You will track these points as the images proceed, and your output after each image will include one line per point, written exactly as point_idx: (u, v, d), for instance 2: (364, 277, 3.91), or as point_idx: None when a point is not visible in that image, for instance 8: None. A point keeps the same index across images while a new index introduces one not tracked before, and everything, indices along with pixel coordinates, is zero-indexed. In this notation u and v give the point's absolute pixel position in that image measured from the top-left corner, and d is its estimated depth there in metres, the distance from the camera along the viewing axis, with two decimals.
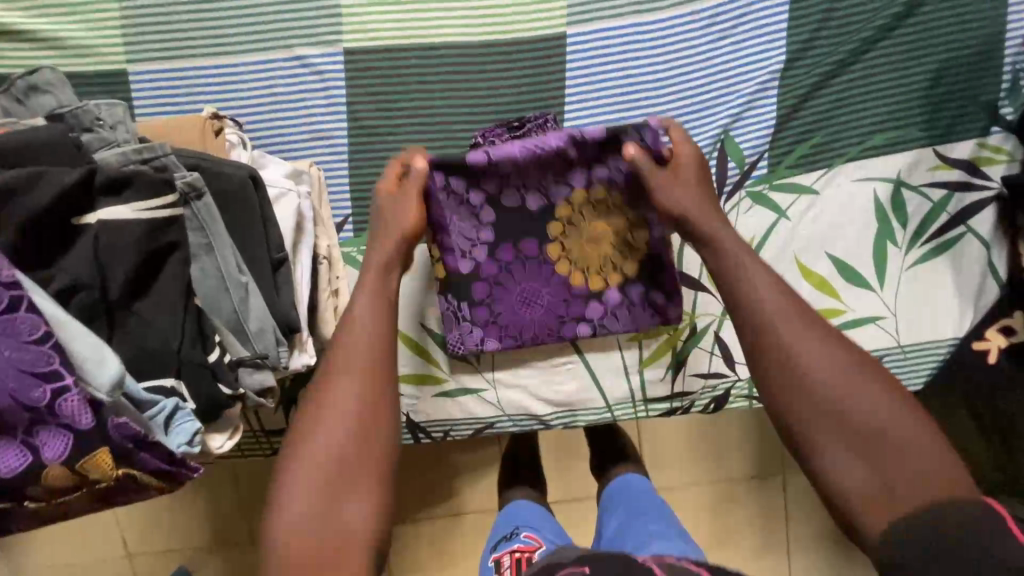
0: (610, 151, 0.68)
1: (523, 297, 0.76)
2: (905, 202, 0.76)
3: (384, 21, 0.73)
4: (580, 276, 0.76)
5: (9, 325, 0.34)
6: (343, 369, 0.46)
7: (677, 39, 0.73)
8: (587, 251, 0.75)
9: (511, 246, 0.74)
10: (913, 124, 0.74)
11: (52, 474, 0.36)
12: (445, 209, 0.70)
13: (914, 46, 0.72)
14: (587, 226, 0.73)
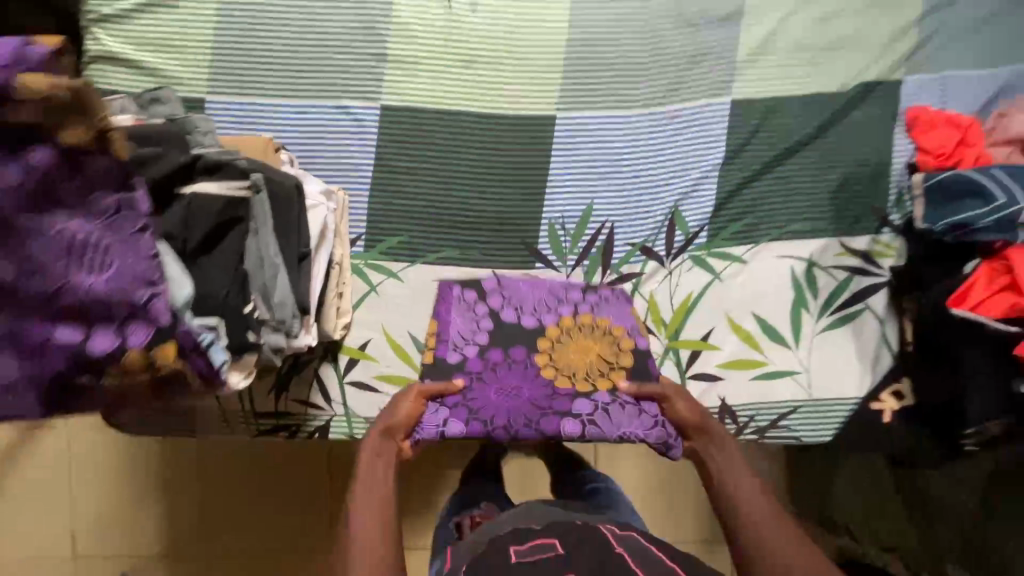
0: (591, 291, 0.91)
1: (501, 389, 0.85)
2: (816, 279, 0.93)
3: (416, 89, 0.93)
4: (564, 381, 0.86)
5: (136, 243, 0.46)
6: (367, 507, 0.65)
7: (642, 131, 0.94)
8: (572, 357, 0.87)
9: (500, 350, 0.87)
10: (822, 218, 0.93)
11: (133, 356, 0.47)
12: (454, 310, 0.89)
13: (823, 158, 0.92)
14: (573, 341, 0.88)
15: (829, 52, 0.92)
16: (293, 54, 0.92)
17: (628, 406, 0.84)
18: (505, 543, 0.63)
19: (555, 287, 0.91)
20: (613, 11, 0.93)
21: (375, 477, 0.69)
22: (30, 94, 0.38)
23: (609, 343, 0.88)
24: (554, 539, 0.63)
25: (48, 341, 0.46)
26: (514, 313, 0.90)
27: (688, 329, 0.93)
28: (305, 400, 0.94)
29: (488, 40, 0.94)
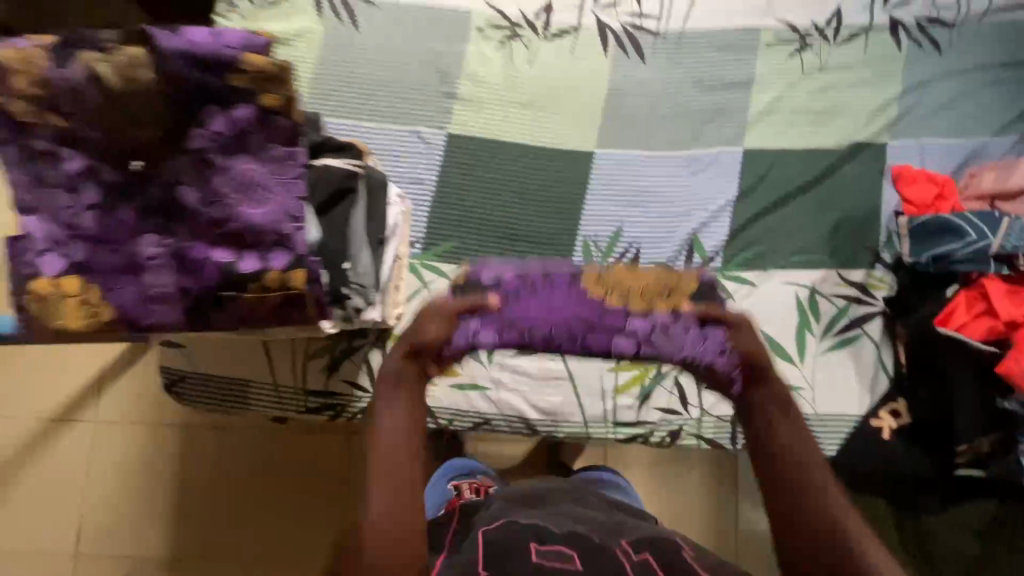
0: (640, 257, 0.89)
1: (542, 307, 0.78)
2: (818, 304, 1.05)
3: (478, 121, 1.10)
4: (617, 300, 0.79)
5: (292, 183, 0.59)
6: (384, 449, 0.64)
7: (667, 169, 1.09)
8: (623, 281, 0.80)
9: (540, 277, 0.81)
10: (823, 253, 1.06)
11: (273, 275, 0.58)
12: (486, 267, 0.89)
13: (823, 203, 1.07)
14: (619, 272, 0.82)
15: (826, 115, 1.10)
16: (378, 85, 1.09)
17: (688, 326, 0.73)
18: (526, 539, 0.69)
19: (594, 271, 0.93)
20: (646, 72, 1.12)
21: (388, 414, 0.66)
22: (253, 66, 0.54)
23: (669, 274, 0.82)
24: (570, 546, 0.68)
25: (206, 260, 0.58)
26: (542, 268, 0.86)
27: None
28: (353, 381, 1.03)
29: (542, 86, 1.11)
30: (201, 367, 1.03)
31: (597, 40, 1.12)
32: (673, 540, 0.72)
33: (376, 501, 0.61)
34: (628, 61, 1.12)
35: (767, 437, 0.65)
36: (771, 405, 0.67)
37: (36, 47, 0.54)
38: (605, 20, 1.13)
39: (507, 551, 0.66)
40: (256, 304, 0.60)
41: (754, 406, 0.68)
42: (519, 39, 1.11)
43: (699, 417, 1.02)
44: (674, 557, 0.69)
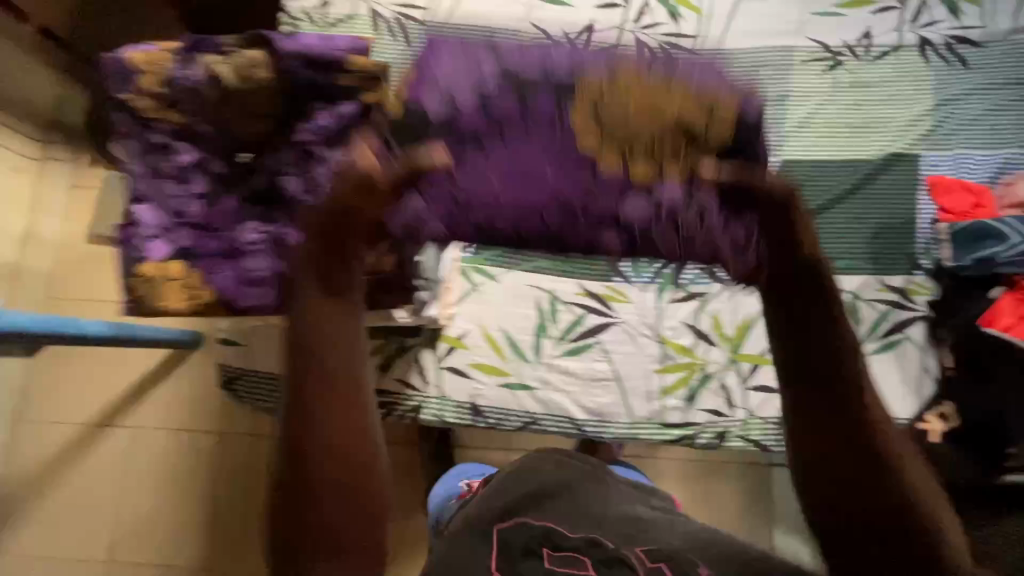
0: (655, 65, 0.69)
1: (518, 167, 0.68)
2: (860, 309, 1.06)
3: None
4: (615, 157, 0.66)
5: None
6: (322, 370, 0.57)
7: None
8: (632, 137, 0.66)
9: (522, 101, 0.70)
10: (862, 259, 1.08)
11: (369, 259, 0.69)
12: (445, 67, 0.72)
13: (860, 211, 1.10)
14: (617, 95, 0.67)
15: (859, 129, 1.15)
16: None
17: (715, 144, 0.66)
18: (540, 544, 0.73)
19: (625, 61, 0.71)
20: None
21: (319, 332, 0.57)
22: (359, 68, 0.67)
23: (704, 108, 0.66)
24: (581, 552, 0.72)
25: None
26: (536, 65, 0.72)
27: (748, 345, 1.06)
28: (405, 380, 1.06)
29: None
30: (259, 365, 1.07)
31: None
32: (685, 554, 0.73)
33: (321, 424, 0.56)
34: None
35: (826, 357, 0.57)
36: (814, 311, 0.58)
37: (162, 52, 0.65)
38: (646, 40, 1.19)
39: (522, 552, 0.71)
40: None
41: (801, 302, 0.58)
42: None
43: (745, 419, 1.03)
44: (689, 568, 0.70)
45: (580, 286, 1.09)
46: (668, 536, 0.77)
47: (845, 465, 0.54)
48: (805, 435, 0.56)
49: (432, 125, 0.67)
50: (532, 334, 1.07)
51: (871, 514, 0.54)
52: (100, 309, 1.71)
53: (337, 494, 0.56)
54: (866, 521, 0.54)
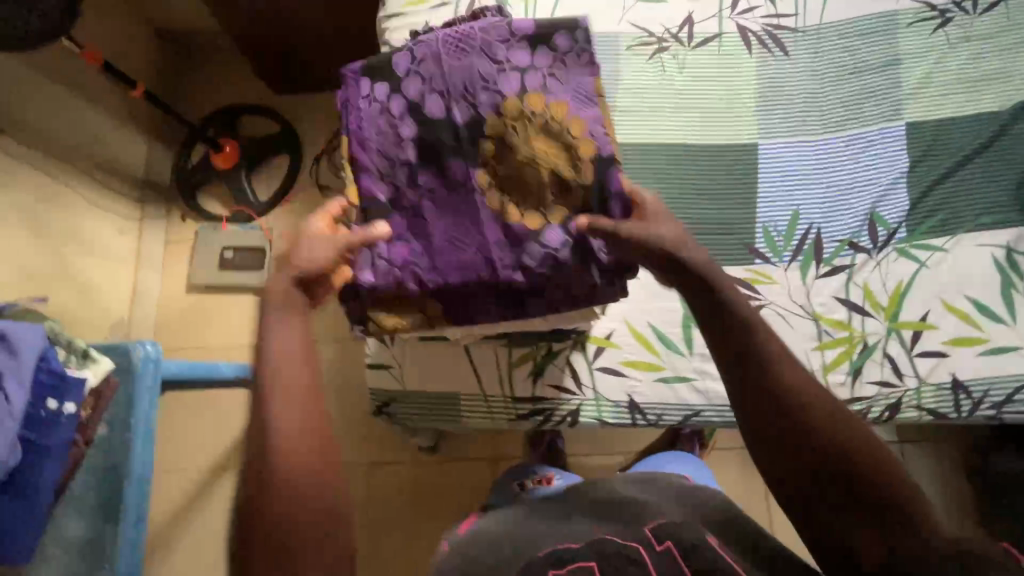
0: (539, 49, 0.74)
1: (447, 236, 0.73)
2: (1018, 262, 1.03)
3: (637, 127, 1.15)
4: (498, 200, 0.73)
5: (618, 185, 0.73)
6: (287, 362, 0.58)
7: (831, 152, 1.12)
8: (524, 190, 0.72)
9: (432, 169, 0.74)
10: (1010, 211, 1.05)
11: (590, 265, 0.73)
12: (366, 117, 0.76)
13: (998, 163, 1.07)
14: (518, 149, 0.72)
15: (982, 82, 1.11)
16: None
17: (588, 91, 0.73)
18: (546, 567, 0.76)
19: (574, 85, 0.73)
20: (790, 67, 1.17)
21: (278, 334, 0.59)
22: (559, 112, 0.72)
23: (568, 150, 0.71)
24: (593, 561, 0.76)
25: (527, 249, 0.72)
26: (459, 83, 0.73)
27: (905, 312, 1.04)
28: (558, 385, 1.06)
29: (696, 89, 1.17)
30: (410, 387, 1.07)
31: (740, 44, 1.19)
32: (697, 529, 0.79)
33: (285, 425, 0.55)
34: (772, 57, 1.18)
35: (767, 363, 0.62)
36: (746, 336, 0.62)
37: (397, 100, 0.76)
38: (744, 25, 1.19)
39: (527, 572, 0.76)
40: (565, 291, 0.75)
41: (744, 348, 0.62)
42: (665, 51, 1.19)
43: (916, 388, 1.01)
44: (691, 539, 0.76)
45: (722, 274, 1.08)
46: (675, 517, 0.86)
47: (795, 453, 0.61)
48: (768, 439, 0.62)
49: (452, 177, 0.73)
50: (680, 326, 1.06)
51: (845, 486, 0.60)
52: (207, 354, 1.76)
53: (292, 491, 0.54)
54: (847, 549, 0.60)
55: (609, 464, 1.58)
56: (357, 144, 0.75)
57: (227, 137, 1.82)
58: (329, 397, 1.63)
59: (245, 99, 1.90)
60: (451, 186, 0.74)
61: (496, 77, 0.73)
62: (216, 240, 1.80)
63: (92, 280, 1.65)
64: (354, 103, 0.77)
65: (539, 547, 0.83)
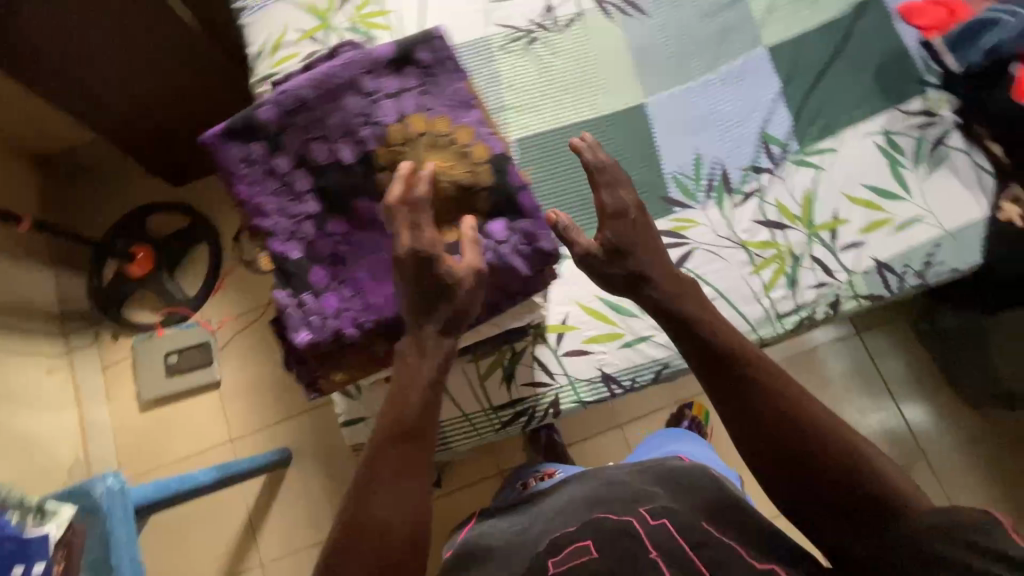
0: (403, 68, 0.77)
1: (373, 270, 0.74)
2: (898, 142, 1.13)
3: (532, 119, 1.19)
4: None
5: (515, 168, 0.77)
6: (424, 420, 0.69)
7: (711, 88, 1.19)
8: (432, 206, 0.74)
9: (339, 213, 0.74)
10: (877, 100, 1.15)
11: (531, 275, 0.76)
12: (255, 182, 0.75)
13: (854, 61, 1.17)
14: (414, 168, 0.74)
15: None
16: None
17: (465, 95, 0.77)
18: (545, 558, 0.86)
19: (450, 98, 0.77)
20: (653, 24, 1.23)
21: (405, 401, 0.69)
22: (442, 126, 0.75)
23: (462, 157, 0.75)
24: (589, 538, 0.86)
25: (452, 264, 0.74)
26: (340, 124, 0.75)
27: (818, 215, 1.11)
28: (533, 381, 1.07)
29: (574, 68, 1.22)
30: None
31: (601, 16, 1.24)
32: (694, 518, 0.87)
33: (392, 497, 0.65)
34: (633, 20, 1.24)
35: (748, 375, 0.77)
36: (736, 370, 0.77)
37: (281, 154, 0.76)
38: None
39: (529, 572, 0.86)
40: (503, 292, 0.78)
41: (725, 374, 0.78)
42: (535, 41, 1.24)
43: (849, 280, 1.08)
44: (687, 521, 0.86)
45: None
46: (671, 501, 0.91)
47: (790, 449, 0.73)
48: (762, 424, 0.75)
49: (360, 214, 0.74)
50: None
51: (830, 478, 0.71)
52: (180, 467, 1.68)
53: (401, 532, 0.65)
54: (826, 522, 0.73)
55: (608, 441, 1.62)
56: (258, 213, 0.75)
57: (137, 243, 1.75)
58: (334, 464, 1.64)
59: (146, 199, 1.84)
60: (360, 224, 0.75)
61: (375, 107, 0.75)
62: (157, 349, 1.72)
63: (32, 431, 1.54)
64: (231, 163, 0.75)
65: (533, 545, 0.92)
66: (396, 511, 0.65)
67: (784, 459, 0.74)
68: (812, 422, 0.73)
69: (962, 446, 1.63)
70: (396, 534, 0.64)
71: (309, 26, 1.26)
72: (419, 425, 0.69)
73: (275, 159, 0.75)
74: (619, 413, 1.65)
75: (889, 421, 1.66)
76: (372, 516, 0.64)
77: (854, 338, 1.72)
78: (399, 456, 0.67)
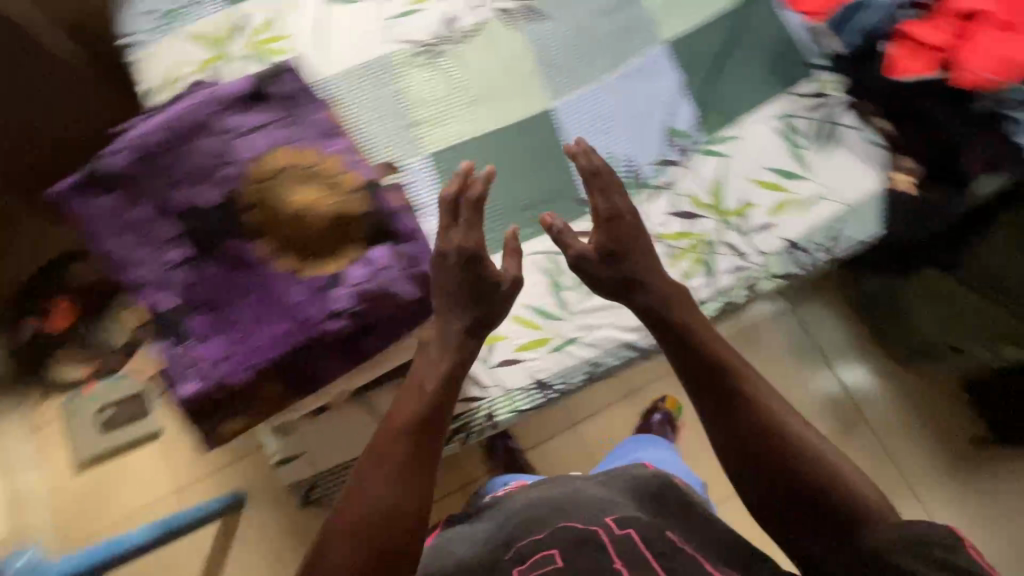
0: (259, 103, 0.79)
1: (257, 310, 0.73)
2: (797, 123, 1.16)
3: (443, 131, 1.19)
4: (289, 257, 0.74)
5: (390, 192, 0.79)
6: (428, 415, 0.75)
7: (614, 88, 1.21)
8: (307, 239, 0.74)
9: (213, 254, 0.74)
10: (772, 87, 1.19)
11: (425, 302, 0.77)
12: (116, 233, 0.74)
13: (747, 51, 1.21)
14: (284, 202, 0.74)
15: None
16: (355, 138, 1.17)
17: (328, 125, 0.80)
18: (512, 567, 0.83)
19: (314, 128, 0.79)
20: (553, 28, 1.24)
21: (410, 403, 0.75)
22: (308, 157, 0.76)
23: (332, 185, 0.76)
24: (553, 547, 0.82)
25: (338, 294, 0.72)
26: (204, 165, 0.75)
27: (728, 202, 1.14)
28: (467, 397, 1.06)
29: (480, 76, 1.22)
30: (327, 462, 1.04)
31: (501, 24, 1.24)
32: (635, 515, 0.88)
33: (397, 484, 0.70)
34: (533, 26, 1.24)
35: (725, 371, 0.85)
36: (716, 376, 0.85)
37: (143, 201, 0.75)
38: (500, 7, 1.25)
39: None
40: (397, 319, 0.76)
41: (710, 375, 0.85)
42: (438, 53, 1.23)
43: (760, 261, 1.12)
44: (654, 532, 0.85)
45: None
46: (633, 511, 0.92)
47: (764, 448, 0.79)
48: (741, 418, 0.82)
49: (234, 253, 0.73)
50: (551, 294, 1.10)
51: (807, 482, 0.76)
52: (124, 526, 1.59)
53: (390, 524, 0.67)
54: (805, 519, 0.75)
55: (564, 441, 1.64)
56: (128, 266, 0.73)
57: (53, 297, 1.66)
58: (289, 500, 1.59)
59: (59, 251, 1.74)
60: (237, 264, 0.74)
61: (237, 144, 0.76)
62: (87, 406, 1.64)
63: None
64: (91, 216, 0.74)
65: (498, 552, 0.90)
66: (388, 502, 0.68)
67: (756, 457, 0.79)
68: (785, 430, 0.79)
69: (899, 402, 1.71)
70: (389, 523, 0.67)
71: (204, 59, 1.22)
72: (425, 418, 0.75)
73: (136, 208, 0.74)
74: (572, 412, 1.66)
75: (830, 387, 1.72)
76: (364, 503, 0.68)
77: (790, 312, 1.78)
78: (411, 445, 0.72)
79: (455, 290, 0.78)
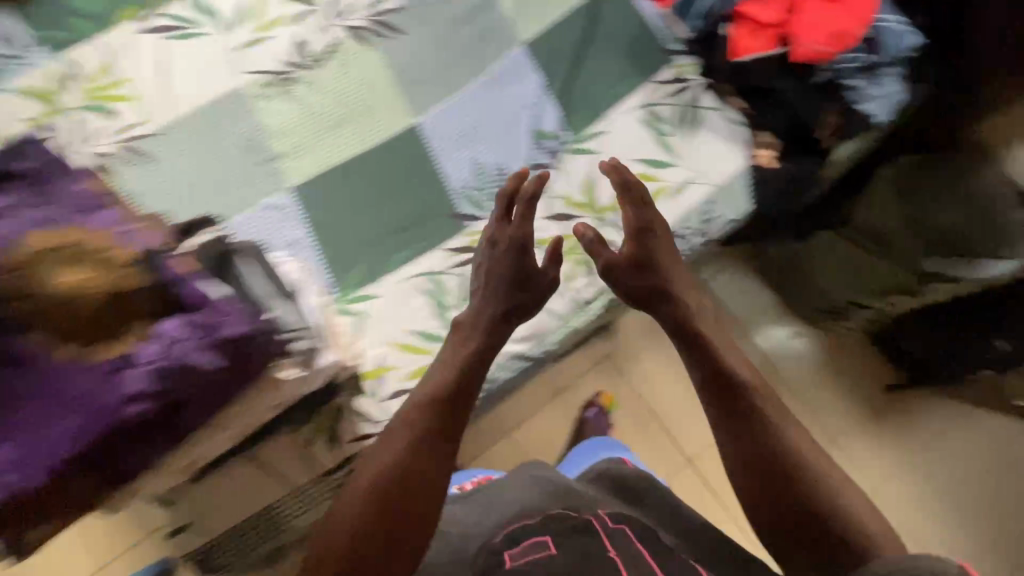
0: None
1: (35, 414, 0.57)
2: (660, 111, 1.16)
3: (306, 163, 1.14)
4: (60, 343, 0.58)
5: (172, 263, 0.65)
6: (451, 386, 0.81)
7: (477, 96, 1.19)
8: (73, 323, 0.58)
9: None
10: (633, 76, 1.19)
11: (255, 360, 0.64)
12: None
13: (604, 43, 1.20)
14: (39, 283, 0.58)
15: None
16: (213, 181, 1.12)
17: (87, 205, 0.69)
18: (502, 551, 0.79)
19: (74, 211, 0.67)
20: (411, 42, 1.20)
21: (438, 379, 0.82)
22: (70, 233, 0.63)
23: (104, 257, 0.62)
24: (547, 533, 0.79)
25: (130, 379, 0.58)
26: None
27: (601, 198, 1.14)
28: (359, 435, 1.03)
29: (338, 101, 1.17)
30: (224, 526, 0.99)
31: (354, 43, 1.20)
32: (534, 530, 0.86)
33: (424, 456, 0.75)
34: (388, 41, 1.20)
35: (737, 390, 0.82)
36: (741, 395, 0.81)
37: None
38: (352, 25, 1.20)
39: None
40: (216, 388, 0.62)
41: (734, 391, 0.81)
42: (293, 81, 1.18)
43: None
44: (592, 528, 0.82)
45: (446, 250, 1.12)
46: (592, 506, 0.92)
47: (786, 469, 0.76)
48: (761, 431, 0.78)
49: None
50: (435, 316, 1.08)
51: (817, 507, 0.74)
52: None
53: (412, 502, 0.72)
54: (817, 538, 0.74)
55: (498, 450, 1.62)
56: None
57: None
58: None
59: None
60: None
61: None
62: None
63: None
64: None
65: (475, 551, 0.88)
66: (414, 468, 0.73)
67: (770, 481, 0.76)
68: (794, 459, 0.76)
69: (816, 360, 1.77)
70: (411, 493, 0.72)
71: (36, 113, 1.11)
72: (448, 387, 0.81)
73: None
74: (503, 420, 1.65)
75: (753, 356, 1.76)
76: (390, 474, 0.73)
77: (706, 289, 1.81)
78: (435, 418, 0.77)
79: (501, 275, 0.90)
